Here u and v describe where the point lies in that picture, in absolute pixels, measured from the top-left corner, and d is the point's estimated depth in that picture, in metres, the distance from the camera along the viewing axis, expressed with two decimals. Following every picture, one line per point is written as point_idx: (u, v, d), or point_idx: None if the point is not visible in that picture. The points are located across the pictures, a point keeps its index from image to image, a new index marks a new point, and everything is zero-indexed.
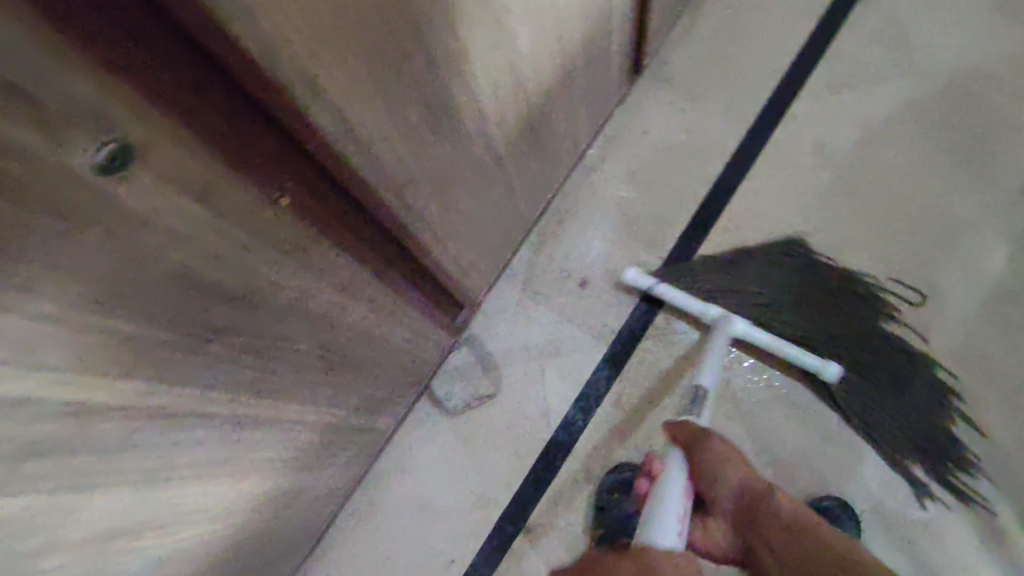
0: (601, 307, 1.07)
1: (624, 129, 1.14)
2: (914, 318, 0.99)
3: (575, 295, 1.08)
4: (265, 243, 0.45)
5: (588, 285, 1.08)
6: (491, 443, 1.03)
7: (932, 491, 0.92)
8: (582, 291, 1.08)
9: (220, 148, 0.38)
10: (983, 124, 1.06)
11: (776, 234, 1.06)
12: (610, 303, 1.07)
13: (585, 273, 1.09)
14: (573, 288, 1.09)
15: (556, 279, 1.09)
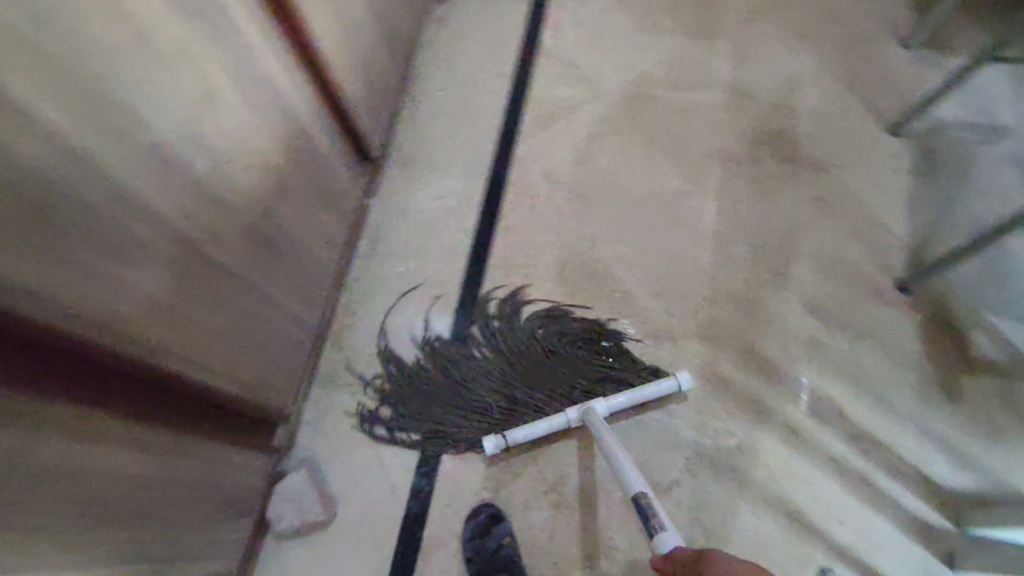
0: (488, 393, 1.10)
1: (384, 213, 1.25)
2: (668, 282, 1.15)
3: (464, 389, 1.10)
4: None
5: (475, 374, 1.11)
6: (348, 545, 1.01)
7: (733, 417, 1.04)
8: (469, 385, 1.10)
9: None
10: (662, 115, 1.29)
11: (539, 255, 1.19)
12: (500, 387, 1.09)
13: (448, 374, 1.12)
14: (450, 380, 1.11)
15: (426, 387, 1.11)
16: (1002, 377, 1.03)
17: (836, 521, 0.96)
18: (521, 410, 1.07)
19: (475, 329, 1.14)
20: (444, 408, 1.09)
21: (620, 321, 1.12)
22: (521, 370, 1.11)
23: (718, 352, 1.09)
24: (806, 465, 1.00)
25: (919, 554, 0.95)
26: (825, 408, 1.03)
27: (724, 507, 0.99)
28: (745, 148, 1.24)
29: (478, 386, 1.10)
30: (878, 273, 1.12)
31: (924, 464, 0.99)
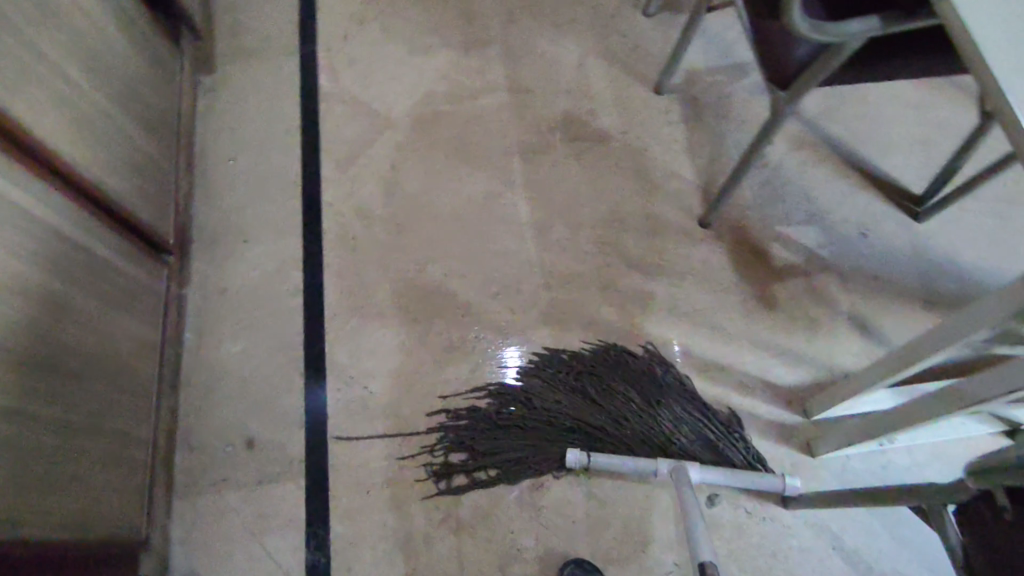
0: (527, 421, 1.05)
1: (203, 299, 1.19)
2: (502, 280, 1.18)
3: (572, 390, 1.08)
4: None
5: (576, 385, 1.08)
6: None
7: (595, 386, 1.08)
8: (563, 393, 1.07)
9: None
10: (453, 127, 1.33)
11: (373, 292, 1.18)
12: (576, 410, 1.06)
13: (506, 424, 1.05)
14: (546, 385, 1.08)
15: (495, 431, 1.05)
16: (805, 275, 1.14)
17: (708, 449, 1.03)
18: (542, 436, 1.04)
19: (329, 385, 1.11)
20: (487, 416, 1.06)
21: (468, 331, 1.14)
22: (635, 397, 1.06)
23: (565, 330, 1.13)
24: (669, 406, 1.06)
25: (783, 452, 1.03)
26: (670, 351, 1.10)
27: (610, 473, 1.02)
28: (537, 138, 1.31)
29: (576, 394, 1.07)
30: (681, 217, 1.21)
31: (766, 371, 1.08)
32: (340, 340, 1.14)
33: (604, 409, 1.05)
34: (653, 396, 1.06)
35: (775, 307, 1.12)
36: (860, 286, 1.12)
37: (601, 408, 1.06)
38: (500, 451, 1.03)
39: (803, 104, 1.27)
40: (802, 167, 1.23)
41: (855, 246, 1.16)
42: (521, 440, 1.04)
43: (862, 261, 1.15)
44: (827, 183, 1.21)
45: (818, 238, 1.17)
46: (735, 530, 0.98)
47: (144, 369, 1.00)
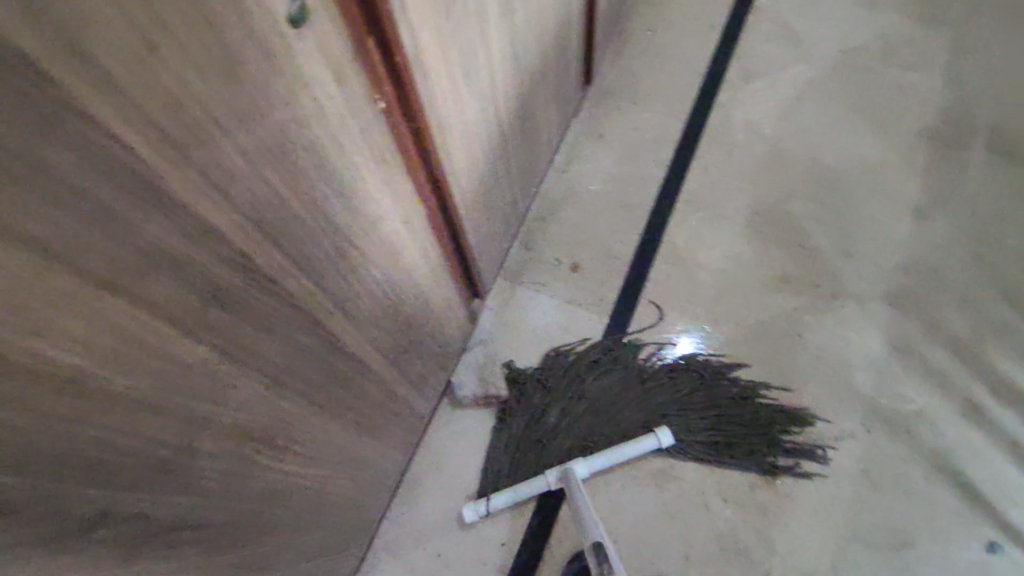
0: (553, 403, 1.06)
1: (583, 133, 1.29)
2: (860, 245, 1.15)
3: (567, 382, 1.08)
4: (370, 137, 0.53)
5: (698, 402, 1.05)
6: (525, 430, 1.04)
7: (915, 384, 1.05)
8: (552, 375, 1.09)
9: (353, 32, 0.47)
10: (872, 88, 1.29)
11: (731, 198, 1.21)
12: (590, 393, 1.07)
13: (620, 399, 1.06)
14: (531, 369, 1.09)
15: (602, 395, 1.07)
16: None
17: (1011, 503, 0.96)
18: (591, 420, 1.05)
19: (659, 256, 1.18)
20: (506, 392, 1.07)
21: (807, 274, 1.14)
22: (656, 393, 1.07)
23: (905, 321, 1.09)
24: (987, 443, 1.00)
25: None
26: (1010, 394, 1.03)
27: (895, 467, 0.99)
28: (955, 134, 1.23)
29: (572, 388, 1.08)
30: None
31: None
32: (684, 224, 1.20)
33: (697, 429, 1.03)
34: (984, 447, 1.00)
35: None
36: None
37: (639, 404, 1.06)
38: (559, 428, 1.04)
39: None
40: None
41: None
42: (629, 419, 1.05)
43: None
44: None
45: None
46: None
47: (540, 162, 1.13)
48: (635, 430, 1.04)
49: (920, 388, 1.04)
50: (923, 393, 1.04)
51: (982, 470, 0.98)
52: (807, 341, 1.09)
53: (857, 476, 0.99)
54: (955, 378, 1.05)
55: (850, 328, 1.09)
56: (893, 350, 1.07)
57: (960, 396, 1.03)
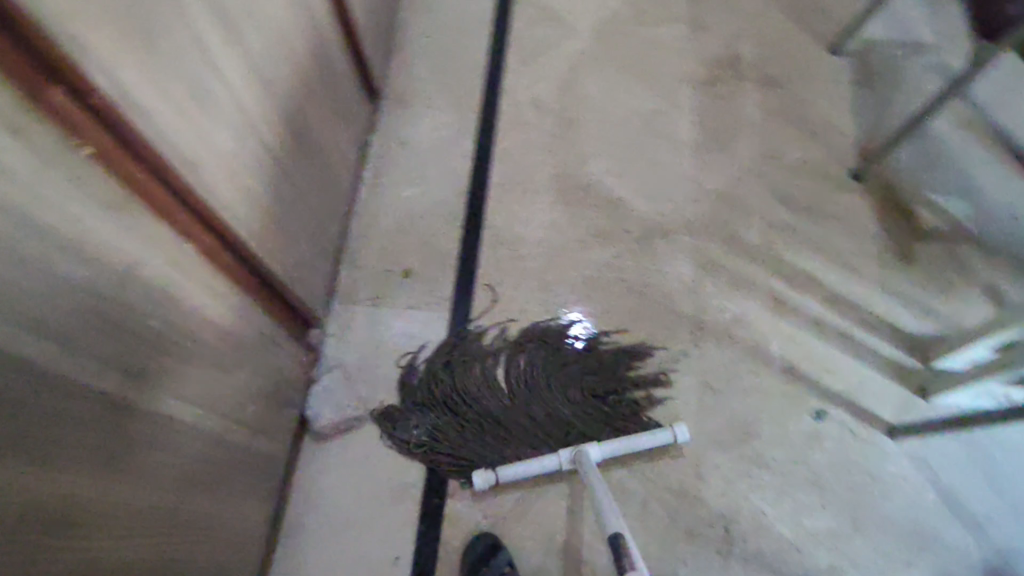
0: (472, 402, 1.07)
1: (385, 144, 1.31)
2: (655, 186, 1.26)
3: (496, 374, 1.10)
4: (83, 187, 0.52)
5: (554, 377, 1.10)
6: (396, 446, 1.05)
7: (727, 295, 1.17)
8: (489, 375, 1.10)
9: (21, 84, 0.46)
10: (633, 47, 1.42)
11: (536, 172, 1.28)
12: (516, 395, 1.08)
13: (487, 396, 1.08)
14: (452, 374, 1.10)
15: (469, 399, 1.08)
16: (949, 241, 1.18)
17: (824, 371, 1.10)
18: (501, 419, 1.06)
19: (483, 241, 1.22)
20: (423, 390, 1.09)
21: (617, 223, 1.23)
22: (586, 398, 1.08)
23: (707, 242, 1.21)
24: (794, 327, 1.14)
25: (897, 391, 1.08)
26: (802, 280, 1.17)
27: (727, 371, 1.11)
28: (709, 71, 1.38)
29: (501, 380, 1.10)
30: (836, 167, 1.27)
31: (895, 317, 1.13)
32: (500, 206, 1.25)
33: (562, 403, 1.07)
34: (792, 332, 1.13)
35: (913, 264, 1.17)
36: (1002, 263, 1.16)
37: (504, 396, 1.08)
38: (455, 429, 1.06)
39: (976, 88, 1.30)
40: (965, 145, 1.26)
41: (1005, 226, 1.19)
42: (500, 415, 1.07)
43: (1010, 242, 1.18)
44: (988, 165, 1.24)
45: (968, 212, 1.20)
46: (839, 444, 1.05)
47: (342, 180, 1.14)
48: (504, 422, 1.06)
49: (731, 296, 1.16)
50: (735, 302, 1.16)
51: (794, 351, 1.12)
52: (630, 283, 1.18)
53: (699, 388, 1.09)
54: (757, 279, 1.18)
55: (664, 261, 1.19)
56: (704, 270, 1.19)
57: (765, 294, 1.16)
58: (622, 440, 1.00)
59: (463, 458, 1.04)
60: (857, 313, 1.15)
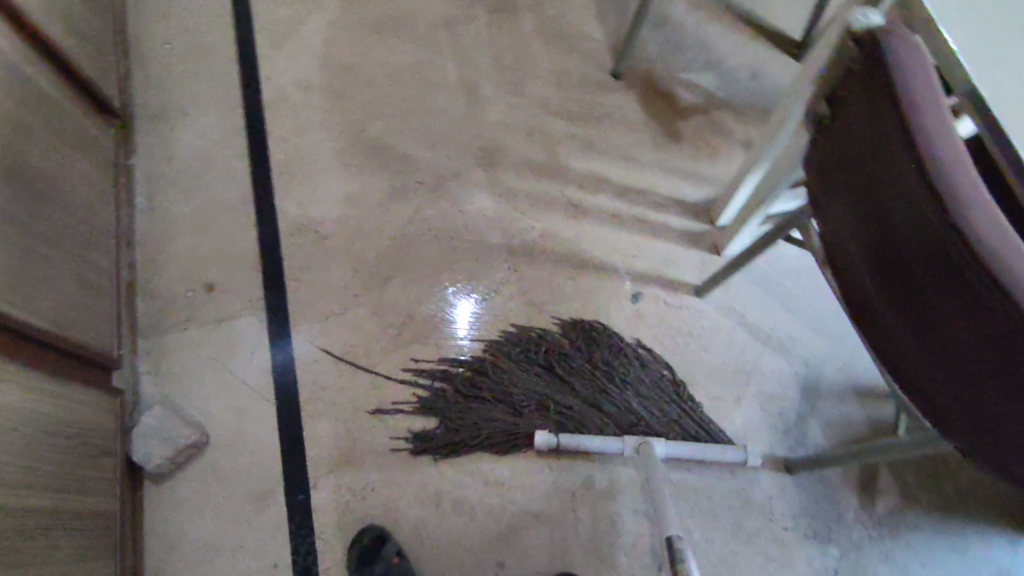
0: (512, 387, 1.07)
1: (151, 166, 1.24)
2: (437, 133, 1.28)
3: (579, 357, 1.10)
4: None
5: (567, 373, 1.08)
6: (251, 463, 1.01)
7: (529, 216, 1.21)
8: (575, 366, 1.09)
9: None
10: (383, 6, 1.41)
11: (317, 151, 1.26)
12: (595, 385, 1.08)
13: (492, 400, 1.06)
14: (517, 363, 1.09)
15: (477, 401, 1.06)
16: (707, 112, 1.29)
17: (631, 258, 1.18)
18: (527, 405, 1.06)
19: (281, 233, 1.19)
20: (461, 375, 1.08)
21: (409, 179, 1.24)
22: (629, 397, 1.06)
23: (498, 173, 1.25)
24: (596, 227, 1.20)
25: (695, 256, 1.18)
26: (592, 183, 1.24)
27: (546, 285, 1.15)
28: (462, 12, 1.41)
29: (587, 359, 1.10)
30: (597, 72, 1.34)
31: (678, 192, 1.23)
32: (288, 193, 1.22)
33: (579, 396, 1.07)
34: (594, 231, 1.20)
35: (682, 141, 1.27)
36: (754, 119, 1.28)
37: (519, 394, 1.07)
38: (476, 416, 1.05)
39: None
40: (700, 25, 1.38)
41: (749, 86, 1.31)
42: (499, 415, 1.05)
43: (756, 99, 1.30)
44: (723, 37, 1.37)
45: (716, 82, 1.32)
46: (658, 317, 1.13)
47: (101, 212, 1.06)
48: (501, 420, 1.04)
49: (533, 216, 1.21)
50: (537, 219, 1.21)
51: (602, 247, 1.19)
52: (437, 231, 1.20)
53: (523, 308, 1.14)
54: (553, 193, 1.23)
55: (463, 201, 1.22)
56: (501, 200, 1.22)
57: (563, 205, 1.22)
58: (695, 448, 1.00)
59: (476, 438, 1.03)
60: (648, 197, 1.23)
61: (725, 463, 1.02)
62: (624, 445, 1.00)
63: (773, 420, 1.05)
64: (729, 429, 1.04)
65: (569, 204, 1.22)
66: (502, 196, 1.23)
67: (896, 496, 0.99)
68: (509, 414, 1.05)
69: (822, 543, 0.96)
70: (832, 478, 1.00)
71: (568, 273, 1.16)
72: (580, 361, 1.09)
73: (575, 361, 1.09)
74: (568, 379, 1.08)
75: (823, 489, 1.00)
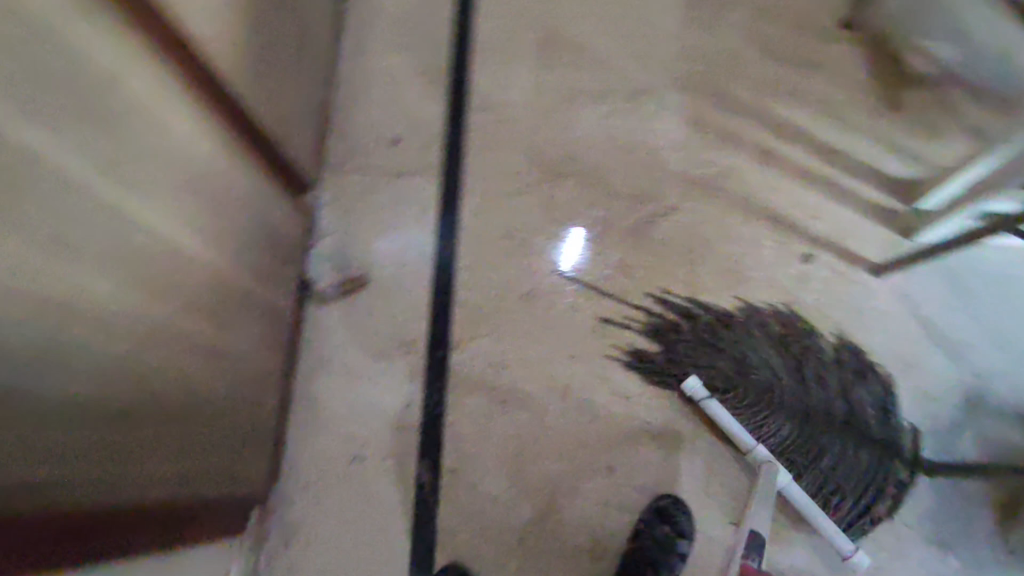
0: (752, 365, 1.03)
1: (364, 14, 1.28)
2: (641, 43, 1.25)
3: (845, 368, 1.02)
4: None
5: (816, 393, 1.01)
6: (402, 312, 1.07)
7: (716, 149, 1.17)
8: (826, 382, 1.01)
9: None
10: None
11: (520, 35, 1.26)
12: (830, 408, 1.00)
13: (727, 368, 1.03)
14: (773, 351, 1.04)
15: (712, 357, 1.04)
16: (935, 86, 1.19)
17: (812, 217, 1.12)
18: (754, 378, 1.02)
19: (470, 106, 1.21)
20: (709, 322, 1.06)
21: (604, 83, 1.22)
22: (847, 452, 0.98)
23: (693, 97, 1.21)
24: (783, 177, 1.15)
25: (881, 232, 1.11)
26: (790, 131, 1.18)
27: (717, 220, 1.12)
28: None
29: (849, 376, 1.01)
30: (822, 18, 1.26)
31: (880, 163, 1.15)
32: (484, 70, 1.23)
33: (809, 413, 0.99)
34: (780, 181, 1.15)
35: (898, 111, 1.18)
36: None
37: (760, 379, 1.02)
38: (701, 361, 1.04)
39: None
40: None
41: None
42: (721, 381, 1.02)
43: None
44: None
45: None
46: (827, 283, 1.07)
47: (320, 44, 1.11)
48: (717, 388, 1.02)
49: (720, 150, 1.17)
50: (723, 154, 1.17)
51: (785, 198, 1.14)
52: (621, 142, 1.18)
53: (688, 238, 1.11)
54: (746, 132, 1.18)
55: (652, 117, 1.19)
56: (691, 126, 1.19)
57: (754, 146, 1.17)
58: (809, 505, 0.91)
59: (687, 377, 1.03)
60: (847, 160, 1.15)
61: (859, 443, 0.98)
62: (756, 451, 0.95)
63: (925, 421, 0.99)
64: (879, 417, 1.00)
65: (759, 146, 1.17)
66: (692, 122, 1.19)
67: None
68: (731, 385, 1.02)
69: (944, 550, 0.93)
70: (971, 491, 0.95)
71: (743, 215, 1.12)
72: (834, 392, 1.01)
73: (831, 387, 1.01)
74: (814, 396, 1.00)
75: (959, 500, 0.96)
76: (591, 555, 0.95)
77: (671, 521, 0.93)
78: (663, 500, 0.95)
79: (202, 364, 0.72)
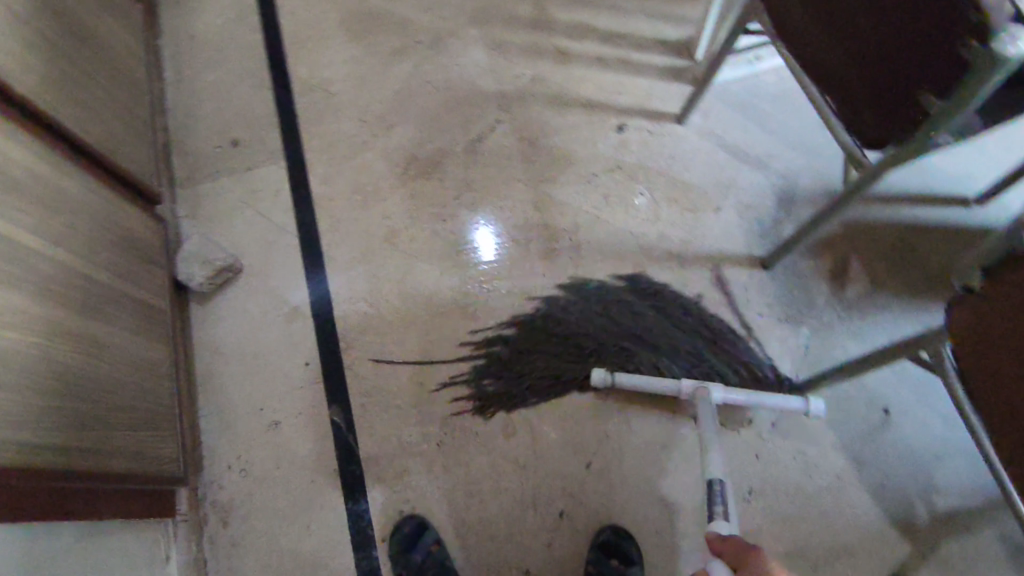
0: (533, 357, 1.08)
1: (178, 45, 1.37)
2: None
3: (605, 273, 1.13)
4: None
5: (580, 341, 1.08)
6: (278, 286, 1.15)
7: (520, 62, 1.30)
8: (574, 337, 1.08)
9: None
10: None
11: (323, 21, 1.37)
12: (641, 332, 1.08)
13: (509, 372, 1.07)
14: (529, 344, 1.09)
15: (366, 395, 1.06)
16: None
17: (616, 93, 1.26)
18: (559, 357, 1.07)
19: (295, 93, 1.30)
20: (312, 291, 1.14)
21: (407, 38, 1.34)
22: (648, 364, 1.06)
23: (488, 27, 1.34)
24: (583, 69, 1.28)
25: (674, 87, 1.25)
26: (577, 29, 1.32)
27: (537, 121, 1.25)
28: None
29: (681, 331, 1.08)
30: None
31: (659, 33, 1.30)
32: (300, 60, 1.34)
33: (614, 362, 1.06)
34: (581, 73, 1.28)
35: None
36: None
37: (539, 370, 1.07)
38: (472, 386, 1.06)
39: None
40: None
41: None
42: (549, 368, 1.07)
43: None
44: None
45: None
46: (641, 144, 1.22)
47: (136, 73, 1.20)
48: (527, 379, 1.06)
49: (523, 63, 1.30)
50: (527, 65, 1.29)
51: (591, 85, 1.27)
52: (437, 83, 1.29)
53: (517, 144, 1.23)
54: (541, 42, 1.31)
55: (456, 54, 1.31)
56: (493, 50, 1.31)
57: (551, 51, 1.31)
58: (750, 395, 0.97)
59: (516, 383, 1.06)
60: (633, 38, 1.30)
61: (703, 264, 1.13)
62: (682, 386, 0.98)
63: (751, 226, 1.14)
64: (710, 238, 1.14)
65: (556, 50, 1.31)
66: (493, 48, 1.31)
67: (862, 282, 1.09)
68: (560, 368, 1.07)
69: (794, 324, 1.08)
70: (802, 267, 1.11)
71: (558, 111, 1.25)
72: (586, 337, 1.08)
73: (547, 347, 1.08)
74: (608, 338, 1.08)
75: (795, 280, 1.10)
76: (505, 433, 1.03)
77: (616, 550, 0.93)
78: (604, 534, 0.95)
79: (70, 349, 0.78)
